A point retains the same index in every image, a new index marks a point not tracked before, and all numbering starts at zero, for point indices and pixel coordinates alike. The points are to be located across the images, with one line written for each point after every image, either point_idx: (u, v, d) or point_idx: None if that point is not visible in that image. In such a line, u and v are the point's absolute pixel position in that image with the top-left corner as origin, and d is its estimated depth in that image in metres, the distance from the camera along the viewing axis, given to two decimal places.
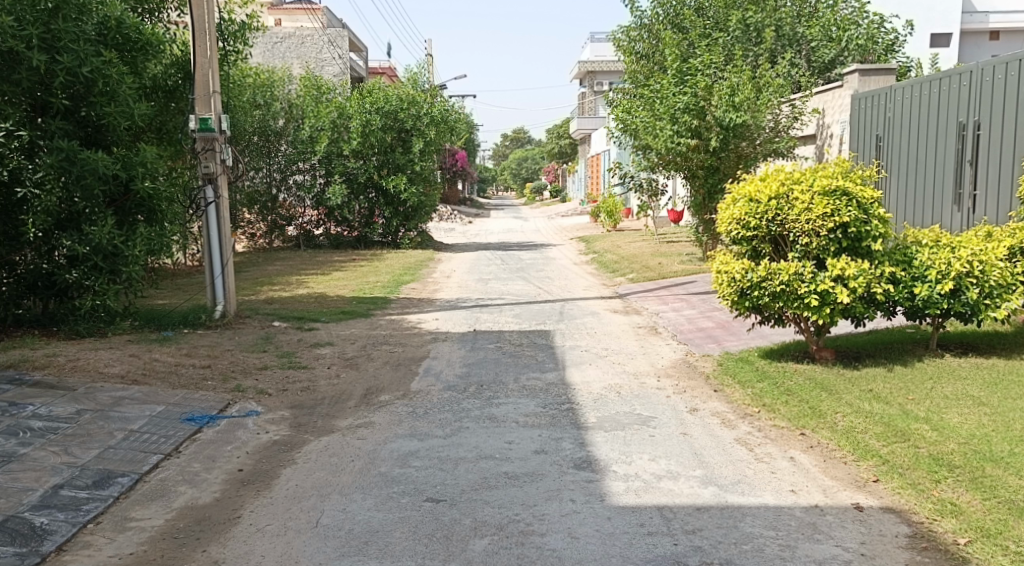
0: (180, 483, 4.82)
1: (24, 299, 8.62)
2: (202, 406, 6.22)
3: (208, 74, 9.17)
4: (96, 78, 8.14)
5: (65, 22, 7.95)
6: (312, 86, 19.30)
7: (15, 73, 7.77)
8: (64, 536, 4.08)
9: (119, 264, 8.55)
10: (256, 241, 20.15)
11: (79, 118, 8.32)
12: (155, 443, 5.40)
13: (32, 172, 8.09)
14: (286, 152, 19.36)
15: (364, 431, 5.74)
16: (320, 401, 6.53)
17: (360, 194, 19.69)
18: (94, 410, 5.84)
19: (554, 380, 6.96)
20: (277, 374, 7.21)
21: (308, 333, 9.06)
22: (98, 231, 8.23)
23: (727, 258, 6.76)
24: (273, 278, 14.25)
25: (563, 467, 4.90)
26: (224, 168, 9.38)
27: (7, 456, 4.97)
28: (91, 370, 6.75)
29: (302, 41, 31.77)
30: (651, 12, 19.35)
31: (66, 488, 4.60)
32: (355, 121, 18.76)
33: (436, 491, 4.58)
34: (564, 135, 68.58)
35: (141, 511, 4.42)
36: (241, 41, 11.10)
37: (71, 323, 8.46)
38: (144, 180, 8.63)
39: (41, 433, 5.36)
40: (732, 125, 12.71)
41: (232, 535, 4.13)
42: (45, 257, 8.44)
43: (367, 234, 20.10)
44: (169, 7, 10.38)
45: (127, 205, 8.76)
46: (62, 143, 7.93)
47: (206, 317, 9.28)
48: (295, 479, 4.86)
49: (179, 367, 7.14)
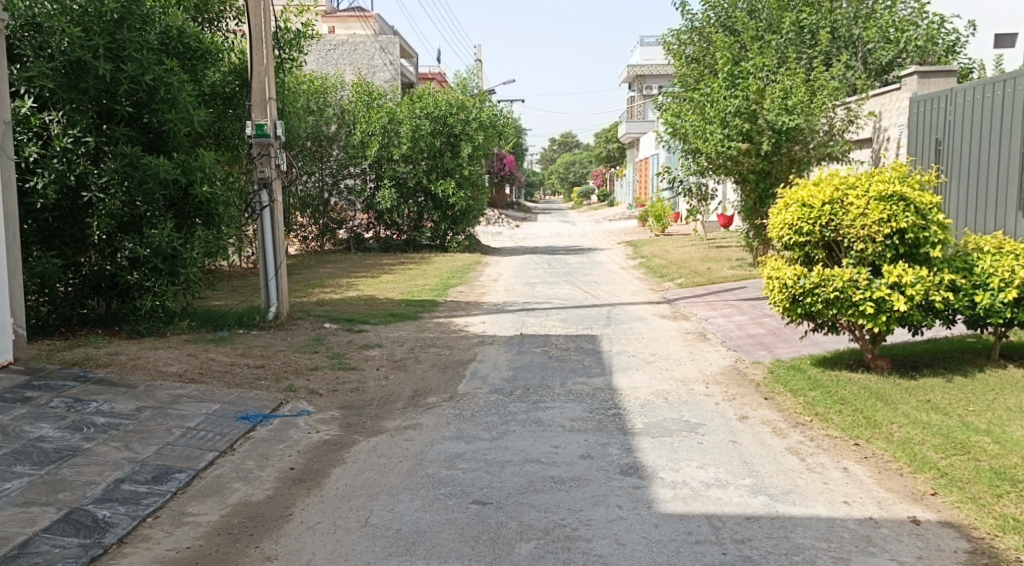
0: (235, 480, 4.94)
1: (88, 299, 8.88)
2: (256, 404, 6.35)
3: (264, 80, 9.34)
4: (158, 85, 8.36)
5: (129, 31, 8.21)
6: (364, 92, 19.53)
7: (83, 81, 8.06)
8: (125, 529, 4.21)
9: (178, 266, 8.72)
10: (308, 245, 20.57)
11: (142, 124, 8.58)
12: (211, 440, 5.53)
13: (98, 177, 8.25)
14: (338, 157, 19.72)
15: (411, 432, 5.81)
16: (370, 401, 6.63)
17: (409, 198, 19.88)
18: (154, 408, 6.00)
19: (601, 385, 6.94)
20: (327, 374, 7.34)
21: (357, 334, 9.21)
22: (159, 233, 8.46)
23: (779, 263, 6.66)
24: (324, 280, 14.68)
25: (610, 473, 4.89)
26: (279, 173, 9.54)
27: (73, 449, 5.11)
28: (150, 369, 6.93)
29: (354, 48, 32.15)
30: (702, 15, 19.29)
31: (127, 482, 4.74)
32: (405, 125, 18.85)
33: (483, 494, 4.62)
34: (613, 139, 68.51)
35: (198, 507, 4.54)
36: (296, 49, 11.36)
37: (132, 322, 8.70)
38: (203, 184, 8.84)
39: (102, 428, 5.49)
40: (784, 129, 12.57)
41: (284, 532, 4.22)
42: (109, 258, 8.68)
43: (416, 238, 20.28)
44: (229, 16, 10.64)
45: (186, 209, 8.97)
46: (126, 149, 8.25)
47: (259, 317, 9.45)
48: (345, 479, 4.94)
49: (234, 366, 7.31)
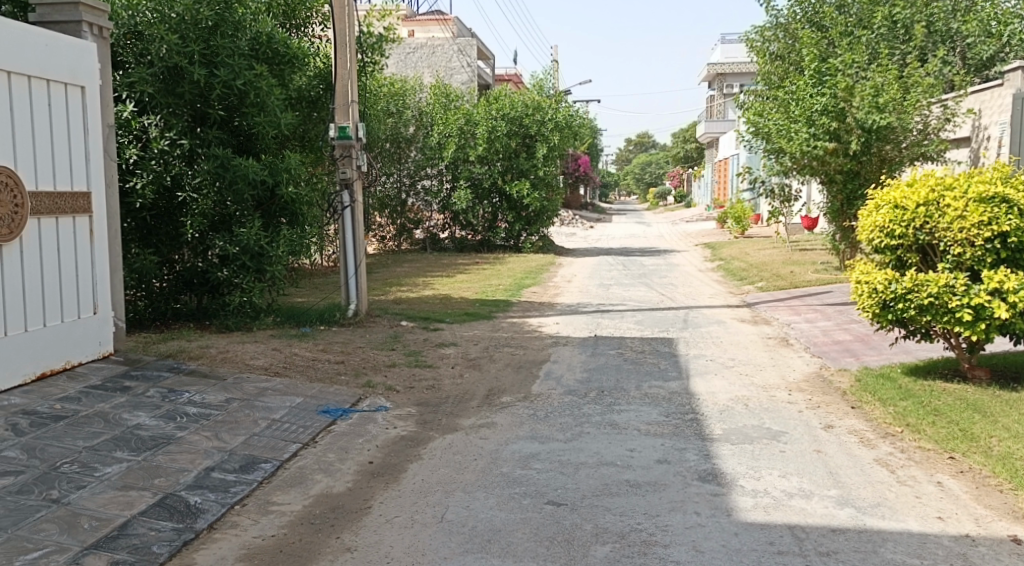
0: (317, 472, 5.07)
1: (181, 295, 9.19)
2: (337, 399, 6.51)
3: (348, 84, 9.54)
4: (248, 89, 8.66)
5: (223, 38, 8.57)
6: (442, 94, 19.75)
7: (180, 86, 8.43)
8: (215, 515, 4.37)
9: (264, 264, 9.01)
10: (385, 244, 20.90)
11: (232, 127, 8.92)
12: (294, 432, 5.68)
13: (192, 178, 8.64)
14: (416, 158, 19.99)
15: (487, 431, 5.85)
16: (445, 399, 6.71)
17: (484, 199, 20.03)
18: (242, 399, 6.20)
19: (677, 389, 6.87)
20: (404, 372, 7.46)
21: (433, 332, 9.33)
22: (247, 232, 8.77)
23: (868, 267, 6.47)
24: (401, 278, 14.92)
25: (687, 478, 4.83)
26: (360, 174, 9.76)
27: (167, 437, 5.33)
28: (238, 362, 7.17)
29: (433, 50, 32.57)
30: (789, 11, 18.77)
31: (216, 470, 4.91)
32: (482, 126, 19.00)
33: (558, 495, 4.62)
34: (691, 139, 67.61)
35: (282, 497, 4.68)
36: (378, 52, 11.60)
37: (222, 317, 8.99)
38: (289, 185, 9.11)
39: (194, 418, 5.71)
40: (875, 127, 12.14)
41: (364, 524, 4.31)
42: (201, 255, 9.02)
43: (491, 238, 20.42)
44: (315, 21, 10.96)
45: (272, 209, 9.26)
46: (218, 151, 8.56)
47: (340, 315, 9.67)
48: (422, 474, 5.01)
49: (316, 362, 7.50)
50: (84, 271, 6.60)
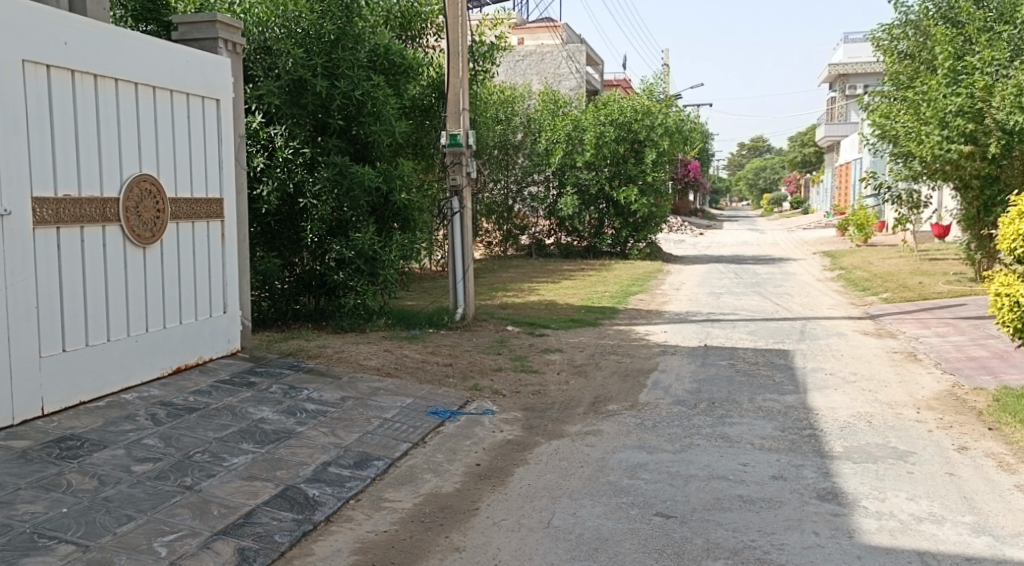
0: (426, 471, 5.13)
1: (300, 296, 9.46)
2: (445, 401, 6.58)
3: (459, 92, 9.66)
4: (366, 99, 8.95)
5: (344, 51, 8.89)
6: (550, 100, 19.84)
7: (303, 98, 8.79)
8: (331, 508, 4.48)
9: (377, 267, 9.23)
10: (491, 250, 20.96)
11: (350, 136, 9.17)
12: (405, 432, 5.78)
13: (313, 185, 8.91)
14: (523, 165, 19.94)
15: (594, 438, 5.79)
16: (552, 404, 6.69)
17: (591, 205, 19.98)
18: (356, 398, 6.36)
19: (794, 403, 6.61)
20: (511, 376, 7.48)
21: (539, 338, 9.33)
22: (362, 237, 9.01)
23: (1009, 279, 6.07)
24: (507, 284, 15.00)
25: (805, 496, 4.63)
26: (469, 181, 9.89)
27: (288, 431, 5.51)
28: (352, 362, 7.37)
29: (542, 57, 32.70)
30: (919, 7, 17.50)
31: (333, 465, 5.04)
32: (589, 132, 19.00)
33: (668, 507, 4.51)
34: (808, 143, 65.44)
35: (393, 494, 4.76)
36: (489, 61, 11.75)
37: (337, 318, 9.29)
38: (402, 192, 9.32)
39: (312, 414, 5.89)
40: (1016, 130, 11.24)
41: (472, 525, 4.33)
42: (319, 258, 9.30)
43: (597, 245, 20.38)
44: (430, 33, 11.12)
45: (385, 214, 9.47)
46: (337, 159, 8.87)
47: (448, 318, 9.79)
48: (529, 479, 5.00)
49: (425, 364, 7.61)
50: (215, 273, 6.91)
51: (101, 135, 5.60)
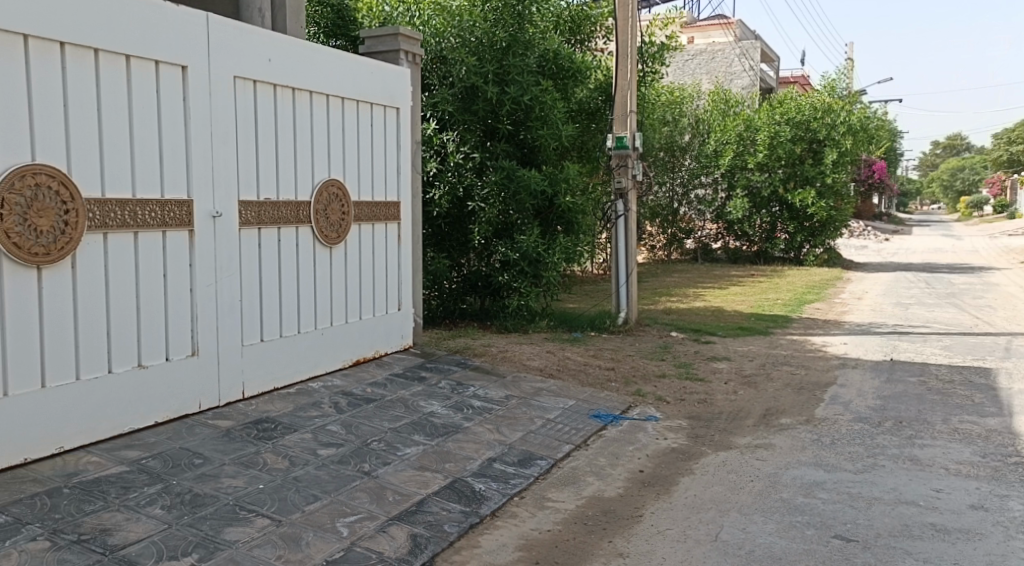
0: (589, 474, 5.14)
1: (466, 296, 9.73)
2: (608, 405, 6.57)
3: (627, 94, 9.61)
4: (534, 105, 9.12)
5: (514, 57, 9.08)
6: (721, 99, 19.29)
7: (474, 104, 8.97)
8: (497, 504, 4.59)
9: (541, 269, 9.35)
10: (655, 254, 20.72)
11: (518, 140, 9.34)
12: (568, 433, 5.81)
13: (481, 188, 9.06)
14: (690, 167, 19.59)
15: (764, 452, 5.59)
16: (719, 414, 6.51)
17: (762, 208, 19.14)
18: (520, 397, 6.47)
19: (992, 427, 6.08)
20: (675, 383, 7.34)
21: (705, 345, 9.12)
22: (527, 239, 9.14)
23: None
24: (671, 289, 14.75)
25: (1007, 531, 4.26)
26: (635, 183, 9.74)
27: (455, 426, 5.68)
28: (517, 361, 7.50)
29: (712, 56, 31.85)
30: None
31: (498, 461, 5.16)
32: (763, 132, 18.35)
33: (846, 529, 4.28)
34: (1017, 142, 59.88)
35: (557, 494, 4.80)
36: (659, 62, 11.62)
37: (501, 319, 9.48)
38: (566, 195, 9.45)
39: (478, 411, 6.04)
40: None
41: (636, 532, 4.30)
42: (485, 260, 9.53)
43: (768, 250, 19.47)
44: (599, 35, 11.17)
45: (550, 217, 9.63)
46: (505, 163, 9.03)
47: (610, 322, 9.74)
48: (695, 489, 4.90)
49: (588, 367, 7.63)
50: (391, 273, 7.22)
51: (297, 143, 6.01)
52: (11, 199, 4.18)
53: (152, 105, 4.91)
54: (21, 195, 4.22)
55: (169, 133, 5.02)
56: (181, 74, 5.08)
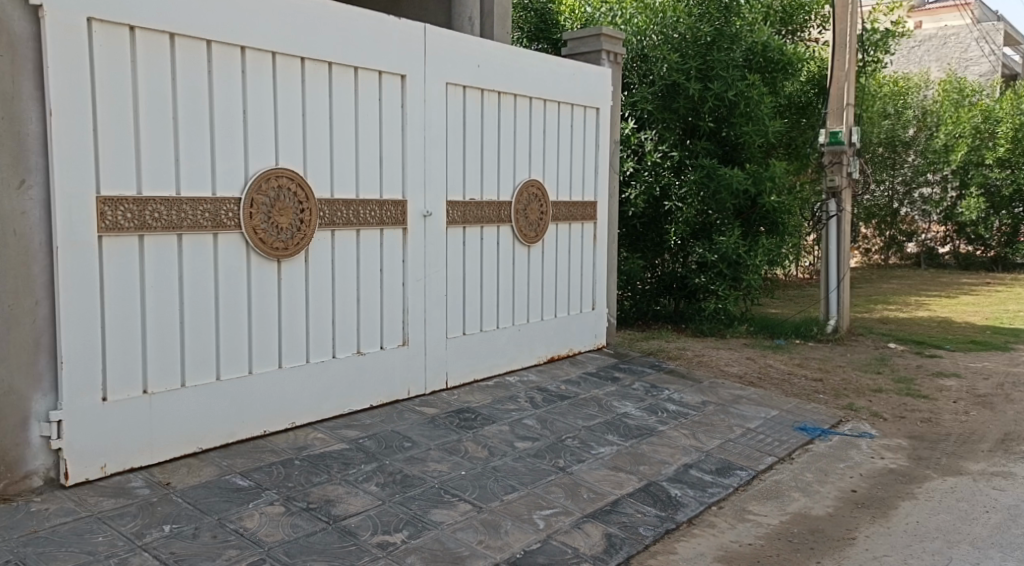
0: (794, 489, 4.82)
1: (661, 297, 9.51)
2: (815, 418, 6.14)
3: (844, 86, 8.93)
4: (739, 100, 8.71)
5: (719, 52, 8.72)
6: (954, 88, 17.82)
7: (675, 101, 8.75)
8: (694, 511, 4.40)
9: (741, 272, 8.96)
10: (870, 258, 19.16)
11: (720, 138, 8.94)
12: (770, 445, 5.48)
13: (679, 188, 8.92)
14: (914, 164, 17.90)
15: (1001, 481, 4.99)
16: (946, 436, 5.89)
17: (1003, 208, 17.32)
18: (718, 404, 6.20)
19: None
20: (893, 400, 6.73)
21: (929, 359, 8.32)
22: (727, 241, 8.70)
23: None
24: (889, 296, 13.63)
25: None
26: (850, 182, 9.11)
27: (650, 429, 5.52)
28: (714, 367, 7.20)
29: None
30: None
31: (695, 468, 4.95)
32: (1005, 125, 16.84)
33: None
34: None
35: (759, 507, 4.54)
36: (882, 50, 10.79)
37: (697, 322, 9.14)
38: (771, 194, 8.92)
39: (674, 415, 5.84)
40: None
41: (849, 556, 3.97)
42: (681, 261, 9.27)
43: (1008, 256, 17.69)
44: (813, 25, 10.57)
45: (752, 217, 9.12)
46: (706, 161, 8.73)
47: (818, 330, 9.13)
48: (917, 516, 4.45)
49: (792, 376, 7.17)
50: (586, 273, 7.14)
51: (500, 144, 6.10)
52: (259, 200, 4.50)
53: (375, 112, 5.16)
54: (267, 195, 4.54)
55: (389, 138, 5.25)
56: (401, 83, 5.30)
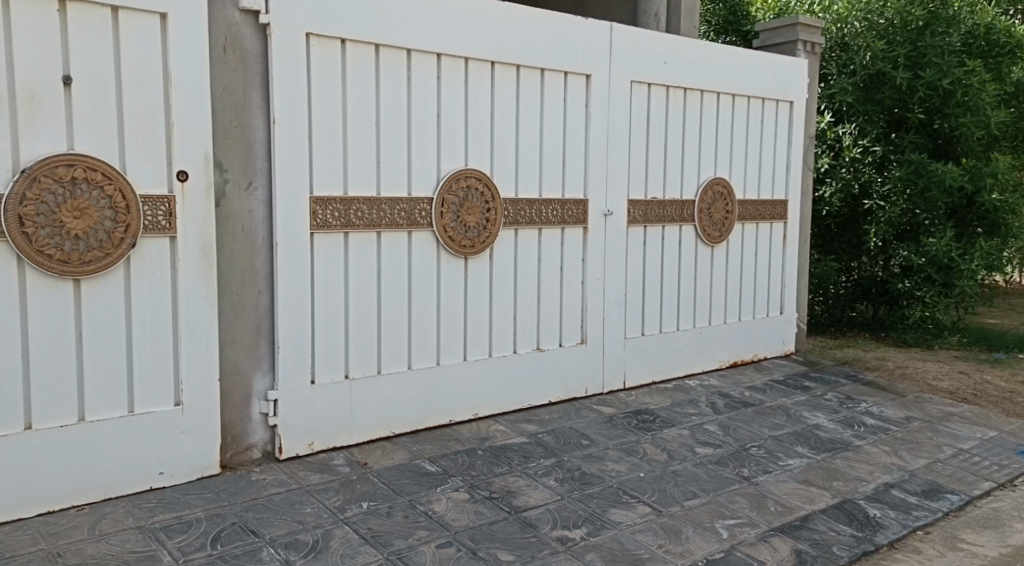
0: (1017, 520, 4.34)
1: (858, 303, 8.92)
2: None
3: None
4: (956, 88, 7.86)
5: (933, 37, 7.90)
6: None
7: (880, 93, 8.15)
8: (896, 534, 4.08)
9: (953, 277, 8.13)
10: None
11: (932, 130, 8.22)
12: (987, 469, 4.96)
13: (881, 185, 8.23)
14: None
15: None
16: None
17: None
18: (924, 420, 5.70)
19: None
20: None
21: None
22: (936, 242, 7.98)
23: None
24: None
25: None
26: None
27: (845, 443, 5.18)
28: (919, 381, 6.62)
29: None
30: None
31: (897, 488, 4.59)
32: None
33: None
34: None
35: (974, 537, 4.14)
36: None
37: (900, 330, 8.51)
38: (992, 192, 8.02)
39: (872, 430, 5.44)
40: None
41: None
42: (882, 264, 8.60)
43: None
44: None
45: (968, 217, 8.31)
46: (913, 156, 8.00)
47: None
48: None
49: (1015, 395, 6.45)
50: (773, 274, 6.83)
51: (685, 143, 6.00)
52: (448, 199, 4.74)
53: (560, 113, 5.27)
54: (456, 195, 4.77)
55: (571, 139, 5.34)
56: (586, 83, 5.36)
